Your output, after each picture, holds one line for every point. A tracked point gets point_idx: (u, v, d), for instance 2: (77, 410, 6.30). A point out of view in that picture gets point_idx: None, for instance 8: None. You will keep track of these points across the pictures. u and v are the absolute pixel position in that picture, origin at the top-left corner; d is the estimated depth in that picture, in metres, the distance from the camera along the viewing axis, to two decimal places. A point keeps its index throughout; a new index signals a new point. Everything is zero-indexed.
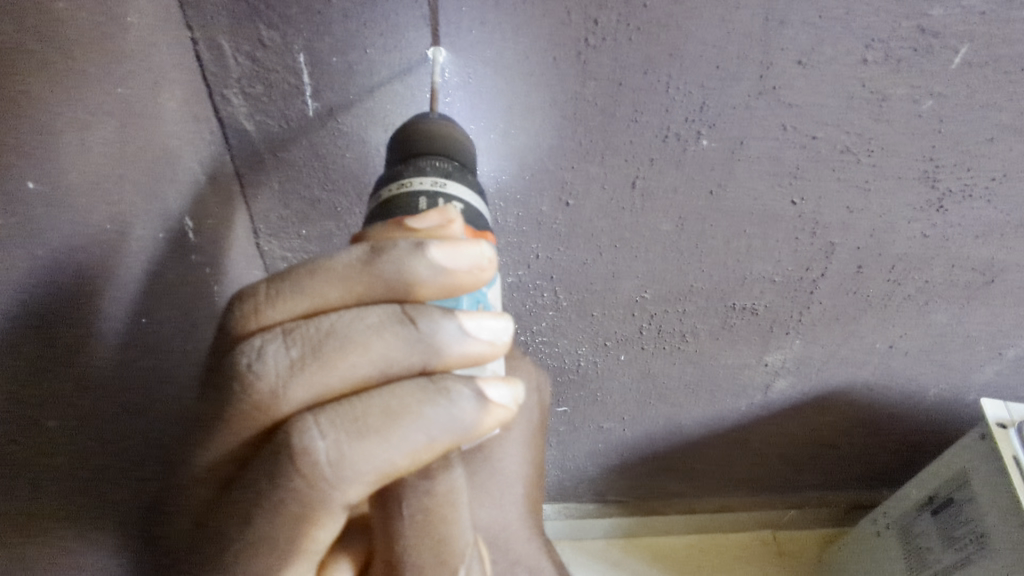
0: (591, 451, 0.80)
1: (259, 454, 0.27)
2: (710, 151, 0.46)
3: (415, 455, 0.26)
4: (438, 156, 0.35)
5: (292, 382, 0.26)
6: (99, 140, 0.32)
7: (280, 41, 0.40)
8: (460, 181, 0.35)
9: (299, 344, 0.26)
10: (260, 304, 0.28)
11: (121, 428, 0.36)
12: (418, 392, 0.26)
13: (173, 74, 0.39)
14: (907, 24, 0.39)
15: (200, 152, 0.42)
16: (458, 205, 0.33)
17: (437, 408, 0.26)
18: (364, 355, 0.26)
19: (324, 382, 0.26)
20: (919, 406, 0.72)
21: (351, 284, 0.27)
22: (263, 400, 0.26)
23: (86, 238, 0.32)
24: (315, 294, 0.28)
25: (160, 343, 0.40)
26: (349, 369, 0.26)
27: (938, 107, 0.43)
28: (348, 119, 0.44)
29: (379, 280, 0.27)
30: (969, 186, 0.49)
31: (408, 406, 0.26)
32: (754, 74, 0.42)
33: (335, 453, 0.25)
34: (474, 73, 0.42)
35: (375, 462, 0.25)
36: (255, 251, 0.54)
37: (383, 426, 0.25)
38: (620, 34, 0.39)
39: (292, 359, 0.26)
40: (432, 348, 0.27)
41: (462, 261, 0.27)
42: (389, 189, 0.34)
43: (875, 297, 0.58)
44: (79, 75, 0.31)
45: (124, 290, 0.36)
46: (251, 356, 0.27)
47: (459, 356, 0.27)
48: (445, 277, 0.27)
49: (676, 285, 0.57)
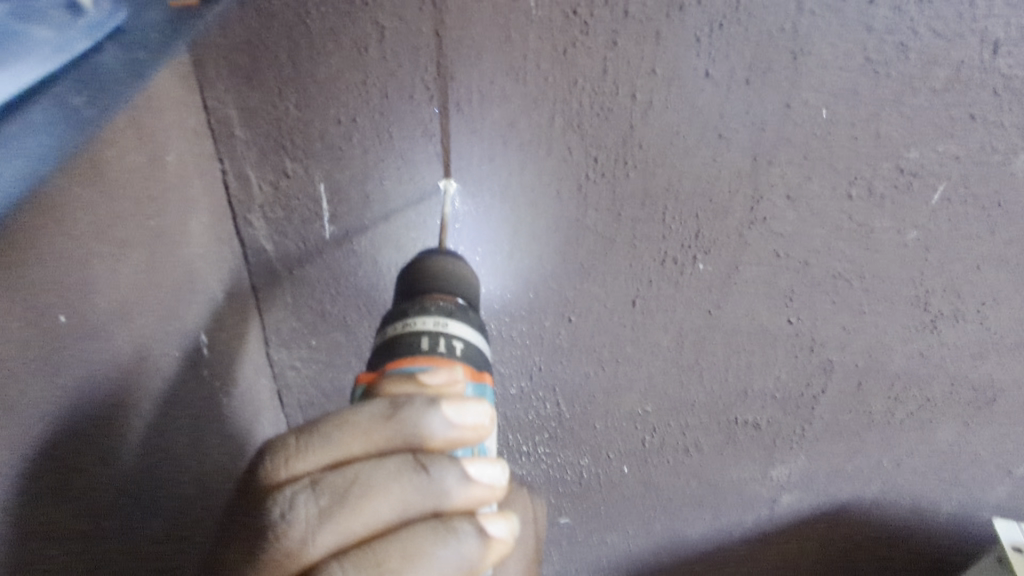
0: (594, 565, 0.77)
1: None
2: (706, 274, 0.48)
3: None
4: (441, 294, 0.37)
5: (320, 530, 0.26)
6: (130, 266, 0.35)
7: (303, 172, 0.43)
8: (461, 320, 0.36)
9: (326, 493, 0.27)
10: (289, 454, 0.29)
11: (130, 550, 0.37)
12: (433, 534, 0.26)
13: (202, 202, 0.42)
14: (886, 165, 0.42)
15: (220, 271, 0.45)
16: (458, 345, 0.34)
17: (449, 549, 0.26)
18: (384, 502, 0.27)
19: (348, 528, 0.27)
20: (932, 525, 0.70)
21: (372, 437, 0.28)
22: (293, 549, 0.26)
23: (110, 364, 0.34)
24: (341, 444, 0.28)
25: (163, 463, 0.41)
26: (372, 515, 0.27)
27: (924, 237, 0.46)
28: (361, 242, 0.47)
29: (397, 432, 0.28)
30: (961, 309, 0.50)
31: (424, 547, 0.26)
32: (745, 206, 0.44)
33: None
34: (480, 204, 0.45)
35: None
36: (264, 360, 0.55)
37: (401, 571, 0.25)
38: (619, 170, 0.42)
39: (320, 507, 0.27)
40: (444, 490, 0.27)
41: (467, 418, 0.29)
42: (394, 327, 0.35)
43: (878, 413, 0.59)
44: (118, 209, 0.33)
45: (138, 410, 0.37)
46: (282, 507, 0.27)
47: (464, 500, 0.28)
48: (456, 431, 0.28)
49: (678, 398, 0.57)
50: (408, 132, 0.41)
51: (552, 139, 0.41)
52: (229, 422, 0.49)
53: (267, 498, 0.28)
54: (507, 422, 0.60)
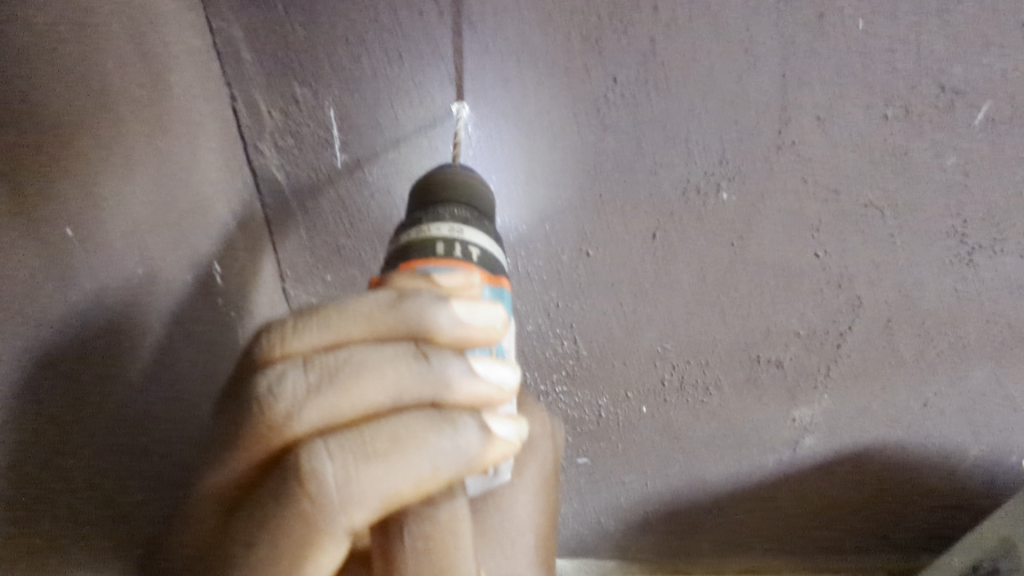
0: (613, 506, 0.78)
1: (266, 476, 0.26)
2: (730, 204, 0.46)
3: (418, 482, 0.26)
4: (457, 205, 0.36)
5: (306, 407, 0.26)
6: (135, 188, 0.34)
7: (312, 97, 0.42)
8: (477, 227, 0.35)
9: (317, 371, 0.27)
10: (285, 333, 0.28)
11: (145, 468, 0.37)
12: (427, 422, 0.27)
13: (211, 128, 0.41)
14: (927, 82, 0.39)
15: (231, 201, 0.44)
16: (474, 251, 0.34)
17: (442, 436, 0.27)
18: (379, 385, 0.27)
19: (335, 408, 0.27)
20: (960, 468, 0.68)
21: (375, 325, 0.28)
22: (276, 423, 0.26)
23: (118, 281, 0.34)
24: (339, 328, 0.28)
25: (178, 384, 0.41)
26: (363, 397, 0.27)
27: (963, 162, 0.43)
28: (373, 171, 0.46)
29: (400, 320, 0.28)
30: (999, 241, 0.48)
31: (416, 432, 0.26)
32: (773, 130, 0.42)
33: (342, 477, 0.25)
34: (494, 128, 0.43)
35: (382, 487, 0.26)
36: (281, 296, 0.55)
37: (389, 451, 0.26)
38: (638, 91, 0.40)
39: (310, 385, 0.27)
40: (444, 381, 0.28)
41: (476, 319, 0.29)
42: (408, 235, 0.35)
43: (907, 352, 0.57)
44: (122, 129, 0.33)
45: (153, 332, 0.37)
46: (270, 381, 0.27)
47: (466, 395, 0.28)
48: (463, 328, 0.29)
49: (699, 336, 0.56)
50: (418, 53, 0.40)
51: (569, 58, 0.39)
52: None
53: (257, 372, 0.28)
54: (525, 360, 0.60)
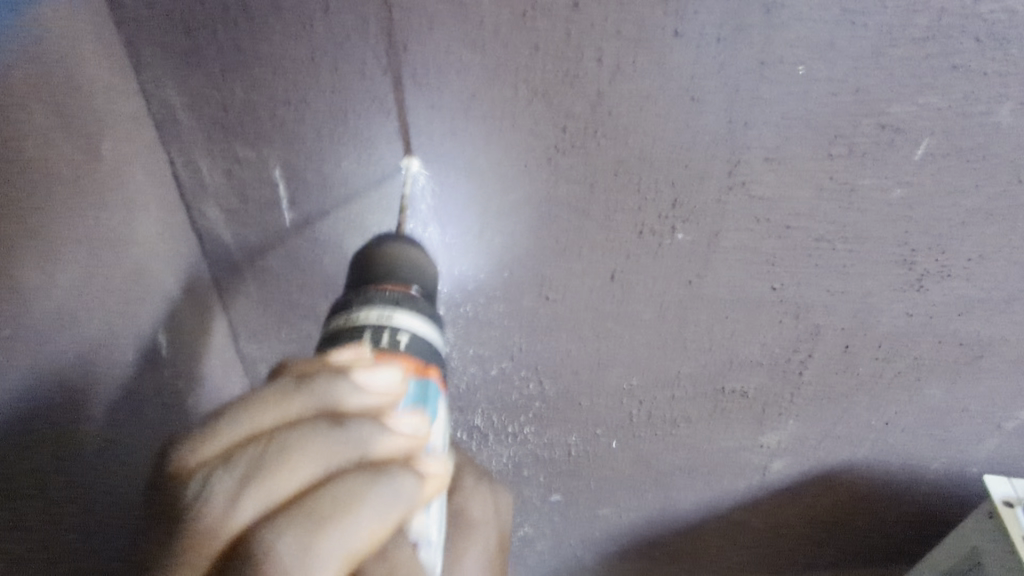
0: (589, 540, 0.77)
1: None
2: (685, 244, 0.47)
3: (373, 535, 0.26)
4: (390, 284, 0.36)
5: (240, 501, 0.25)
6: (67, 267, 0.33)
7: (256, 157, 0.40)
8: (409, 309, 0.34)
9: (241, 462, 0.26)
10: (195, 442, 0.27)
11: (93, 529, 0.38)
12: (364, 479, 0.27)
13: (150, 194, 0.39)
14: (867, 121, 0.40)
15: (176, 266, 0.43)
16: (402, 338, 0.33)
17: (385, 488, 0.27)
18: (305, 459, 0.26)
19: (271, 494, 0.26)
20: (925, 481, 0.70)
21: (285, 407, 0.28)
22: (214, 524, 0.25)
23: (50, 370, 0.32)
24: (249, 419, 0.28)
25: (126, 465, 0.40)
26: (295, 475, 0.26)
27: (907, 195, 0.44)
28: (325, 227, 0.44)
29: (307, 398, 0.28)
30: (946, 267, 0.49)
31: (359, 490, 0.26)
32: (722, 172, 0.42)
33: (298, 555, 0.24)
34: (445, 182, 0.43)
35: (340, 552, 0.25)
36: (235, 354, 0.53)
37: (339, 514, 0.25)
38: (589, 140, 0.40)
39: (237, 477, 0.26)
40: (365, 440, 0.28)
41: (381, 380, 0.30)
42: (337, 321, 0.34)
43: (866, 374, 0.58)
44: (49, 210, 0.31)
45: (97, 413, 0.37)
46: (197, 486, 0.26)
47: (389, 449, 0.29)
48: (370, 393, 0.29)
49: (664, 371, 0.56)
50: (364, 110, 0.39)
51: (517, 111, 0.39)
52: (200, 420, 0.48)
53: (175, 492, 0.26)
54: (491, 403, 0.59)
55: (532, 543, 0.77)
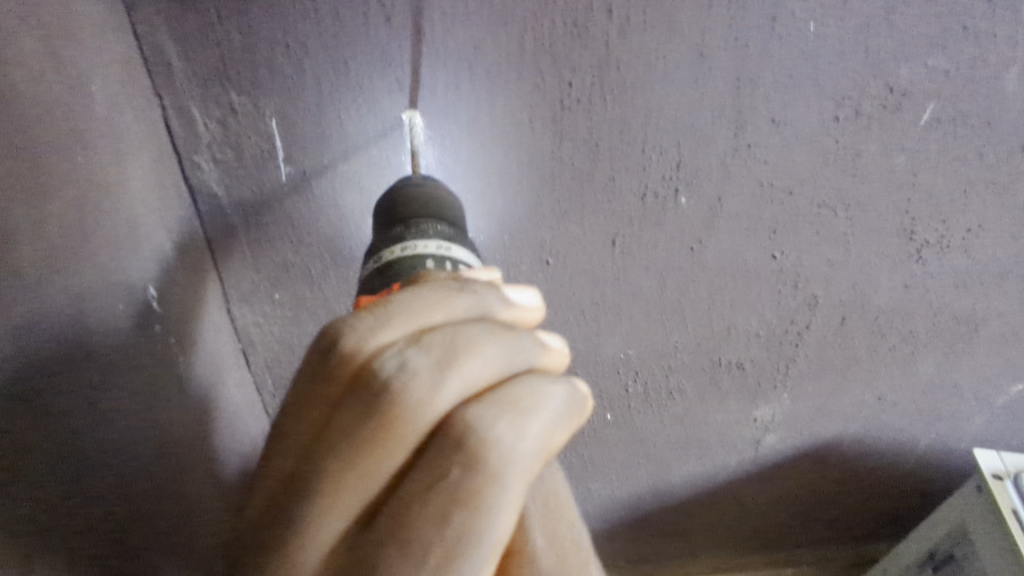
0: (580, 515, 0.77)
1: (422, 477, 0.21)
2: (688, 208, 0.46)
3: (576, 439, 0.24)
4: (435, 219, 0.36)
5: (441, 387, 0.22)
6: (53, 209, 0.32)
7: (251, 107, 0.39)
8: (460, 244, 0.35)
9: (433, 347, 0.22)
10: (363, 329, 0.23)
11: (120, 474, 0.38)
12: (561, 381, 0.24)
13: (140, 142, 0.38)
14: (875, 83, 0.39)
15: (167, 220, 0.41)
16: (463, 268, 0.34)
17: (579, 392, 0.24)
18: (501, 351, 0.23)
19: (470, 385, 0.22)
20: (913, 457, 0.71)
21: (460, 305, 0.24)
22: (409, 412, 0.21)
23: (31, 318, 0.31)
24: (423, 309, 0.23)
25: (138, 417, 0.40)
26: (490, 365, 0.23)
27: (910, 161, 0.44)
28: (322, 184, 0.43)
29: (474, 298, 0.25)
30: (945, 237, 0.49)
31: (560, 395, 0.24)
32: (728, 134, 0.42)
33: (519, 443, 0.22)
34: (449, 137, 0.41)
35: (550, 449, 0.23)
36: (226, 318, 0.52)
37: (548, 411, 0.23)
38: (595, 96, 0.39)
39: (433, 362, 0.22)
40: (547, 349, 0.25)
41: (537, 301, 0.27)
42: (391, 252, 0.34)
43: (862, 348, 0.58)
44: (36, 148, 0.30)
45: (101, 351, 0.37)
46: (386, 371, 0.22)
47: (561, 363, 0.26)
48: (530, 309, 0.27)
49: (662, 341, 0.56)
50: (365, 58, 0.38)
51: (523, 63, 0.38)
52: (192, 382, 0.47)
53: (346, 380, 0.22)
54: None
55: None
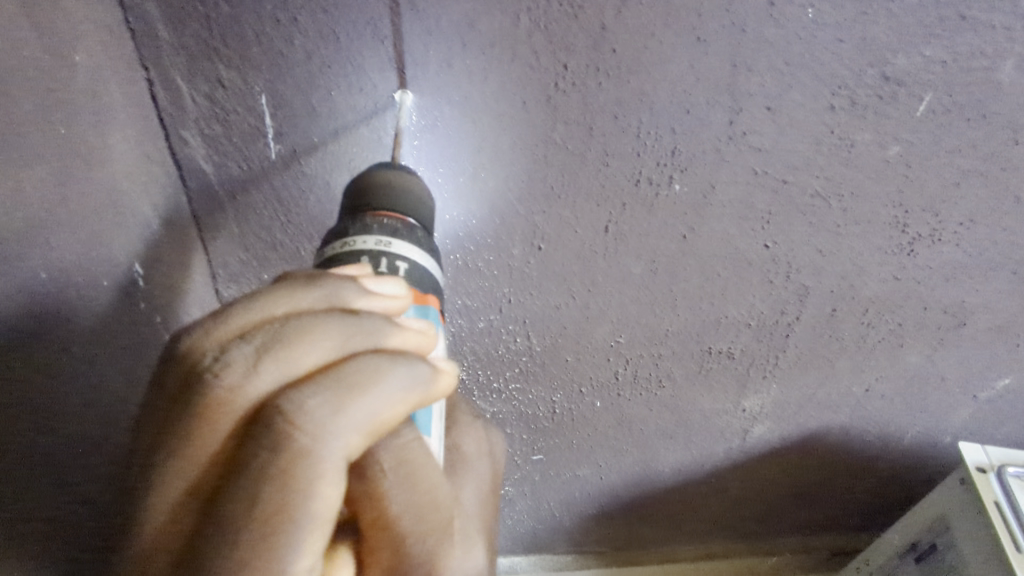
0: (568, 501, 0.78)
1: (243, 443, 0.26)
2: (681, 195, 0.46)
3: (395, 411, 0.28)
4: (387, 212, 0.35)
5: (257, 371, 0.27)
6: (35, 180, 0.31)
7: (240, 81, 0.38)
8: (407, 240, 0.34)
9: (257, 338, 0.27)
10: (207, 325, 0.28)
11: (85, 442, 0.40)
12: (381, 360, 0.28)
13: (125, 115, 0.37)
14: (872, 71, 0.39)
15: (153, 195, 0.41)
16: (400, 267, 0.33)
17: (402, 372, 0.28)
18: (323, 337, 0.27)
19: (287, 368, 0.27)
20: (898, 448, 0.71)
21: (297, 298, 0.28)
22: (229, 392, 0.26)
23: (35, 297, 0.33)
24: (261, 306, 0.28)
25: (110, 395, 0.41)
26: (310, 351, 0.27)
27: (905, 152, 0.44)
28: (311, 162, 0.43)
29: (321, 289, 0.29)
30: (937, 230, 0.49)
31: (377, 373, 0.27)
32: (723, 120, 0.41)
33: (329, 414, 0.26)
34: (439, 118, 0.41)
35: (364, 419, 0.27)
36: (213, 296, 0.51)
37: (360, 387, 0.27)
38: (589, 78, 0.39)
39: (254, 351, 0.27)
40: (379, 332, 0.29)
41: (388, 288, 0.30)
42: (332, 246, 0.34)
43: (851, 339, 0.58)
44: (17, 118, 0.29)
45: (79, 325, 0.36)
46: (213, 358, 0.27)
47: (401, 343, 0.29)
48: (380, 298, 0.30)
49: (653, 329, 0.56)
50: (356, 34, 0.37)
51: (516, 43, 0.37)
52: None
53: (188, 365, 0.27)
54: (477, 358, 0.58)
55: (512, 503, 0.77)
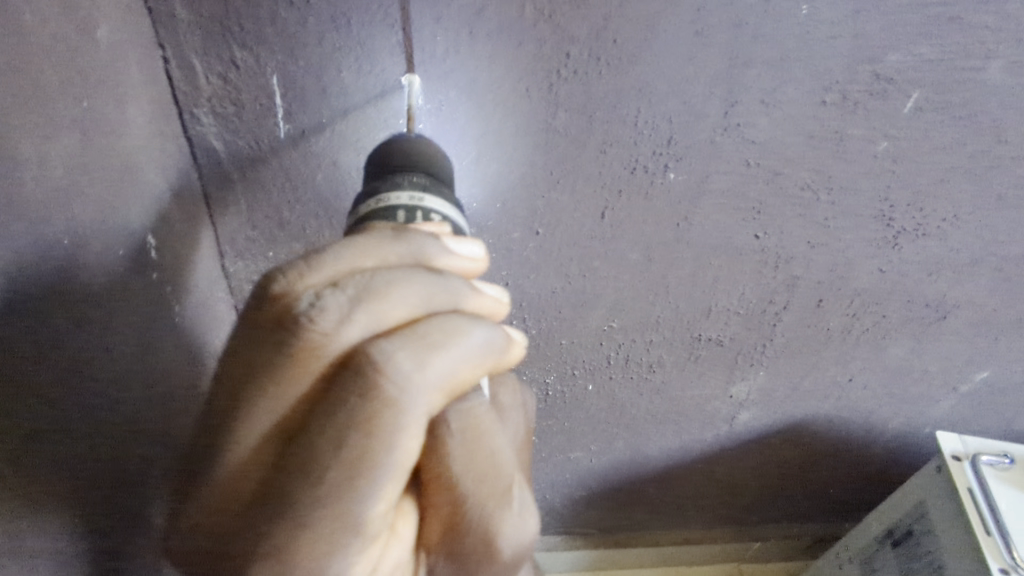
0: (558, 483, 0.80)
1: (334, 386, 0.28)
2: (676, 184, 0.47)
3: (472, 369, 0.30)
4: (414, 172, 0.37)
5: (352, 319, 0.28)
6: (59, 150, 0.32)
7: (253, 61, 0.39)
8: (437, 195, 0.36)
9: (351, 286, 0.29)
10: (301, 268, 0.29)
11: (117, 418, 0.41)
12: (462, 321, 0.30)
13: (142, 91, 0.38)
14: (862, 69, 0.41)
15: (166, 169, 0.42)
16: (436, 218, 0.35)
17: (480, 334, 0.30)
18: (413, 294, 0.29)
19: (378, 319, 0.29)
20: (880, 438, 0.74)
21: (387, 252, 0.30)
22: (324, 335, 0.28)
23: (58, 265, 0.34)
24: (354, 255, 0.29)
25: (135, 366, 0.42)
26: (400, 305, 0.29)
27: (892, 148, 0.46)
28: (320, 142, 0.44)
29: (408, 247, 0.30)
30: (922, 225, 0.51)
31: (460, 333, 0.30)
32: (718, 112, 0.43)
33: (417, 365, 0.28)
34: (446, 101, 0.42)
35: (446, 374, 0.29)
36: (219, 271, 0.53)
37: (446, 344, 0.29)
38: (591, 68, 0.40)
39: (349, 298, 0.28)
40: (457, 294, 0.31)
41: (463, 252, 0.33)
42: (366, 205, 0.35)
43: (836, 330, 0.60)
44: (44, 92, 0.31)
45: (96, 293, 0.38)
46: (309, 301, 0.28)
47: (474, 306, 0.32)
48: (456, 260, 0.32)
49: (645, 315, 0.58)
50: (368, 19, 0.38)
51: (523, 31, 0.38)
52: (183, 332, 0.48)
53: (281, 305, 0.28)
54: None
55: None
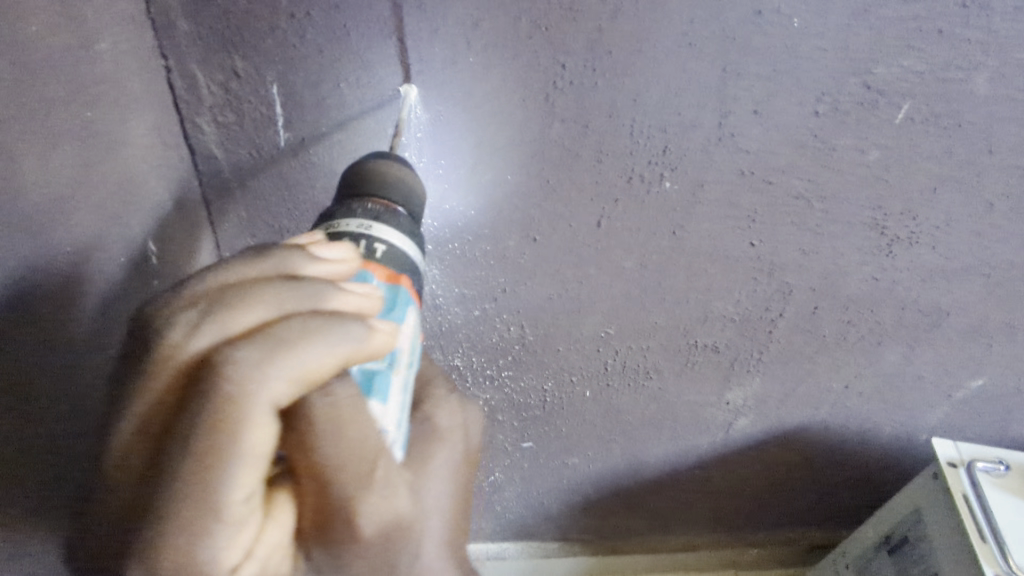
0: (556, 489, 0.80)
1: (181, 397, 0.28)
2: (670, 193, 0.48)
3: (327, 364, 0.29)
4: (373, 197, 0.37)
5: (197, 330, 0.28)
6: (61, 159, 0.33)
7: (253, 72, 0.40)
8: (389, 223, 0.36)
9: (202, 302, 0.29)
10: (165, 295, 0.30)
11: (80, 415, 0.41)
12: (315, 318, 0.29)
13: (143, 101, 0.39)
14: (853, 80, 0.41)
15: (165, 177, 0.43)
16: (378, 248, 0.35)
17: (336, 328, 0.29)
18: (263, 299, 0.29)
19: (224, 327, 0.28)
20: (876, 444, 0.74)
21: (248, 267, 0.30)
22: (171, 350, 0.28)
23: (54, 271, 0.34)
24: (213, 274, 0.30)
25: (111, 368, 0.42)
26: (250, 312, 0.29)
27: (883, 157, 0.46)
28: (319, 151, 0.45)
29: (271, 261, 0.31)
30: (914, 233, 0.51)
31: (311, 328, 0.29)
32: (711, 122, 0.44)
33: (257, 364, 0.27)
34: (441, 113, 0.43)
35: (294, 370, 0.28)
36: None
37: (293, 341, 0.28)
38: (585, 78, 0.41)
39: (198, 312, 0.29)
40: (318, 294, 0.30)
41: (333, 255, 0.32)
42: (321, 228, 0.37)
43: (831, 337, 0.60)
44: (46, 103, 0.31)
45: (95, 300, 0.38)
46: (162, 321, 0.29)
47: (341, 305, 0.31)
48: (325, 264, 0.32)
49: (642, 322, 0.58)
50: (367, 31, 0.39)
51: (518, 43, 0.39)
52: None
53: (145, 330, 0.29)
54: (471, 345, 0.60)
55: (501, 490, 0.79)
